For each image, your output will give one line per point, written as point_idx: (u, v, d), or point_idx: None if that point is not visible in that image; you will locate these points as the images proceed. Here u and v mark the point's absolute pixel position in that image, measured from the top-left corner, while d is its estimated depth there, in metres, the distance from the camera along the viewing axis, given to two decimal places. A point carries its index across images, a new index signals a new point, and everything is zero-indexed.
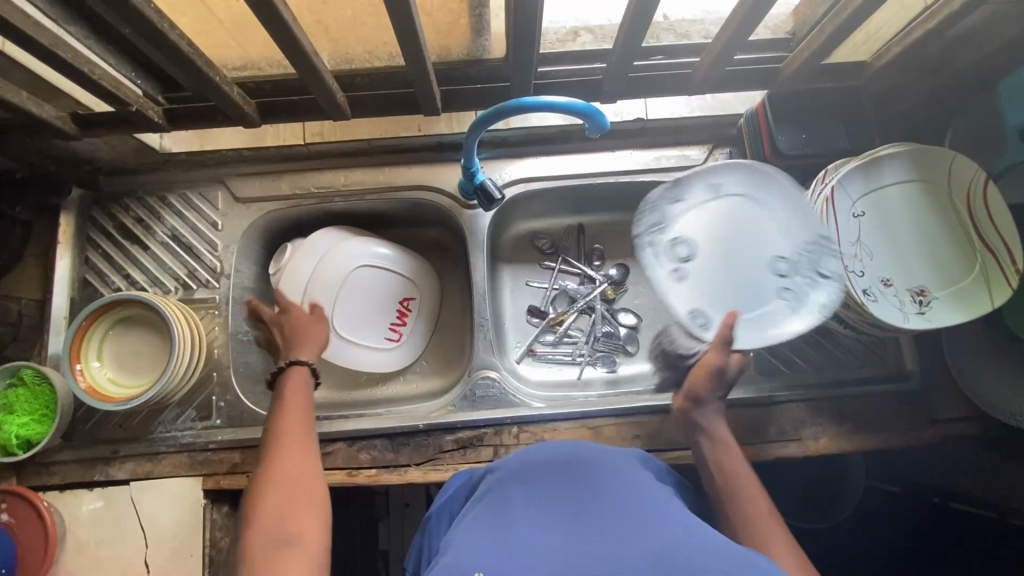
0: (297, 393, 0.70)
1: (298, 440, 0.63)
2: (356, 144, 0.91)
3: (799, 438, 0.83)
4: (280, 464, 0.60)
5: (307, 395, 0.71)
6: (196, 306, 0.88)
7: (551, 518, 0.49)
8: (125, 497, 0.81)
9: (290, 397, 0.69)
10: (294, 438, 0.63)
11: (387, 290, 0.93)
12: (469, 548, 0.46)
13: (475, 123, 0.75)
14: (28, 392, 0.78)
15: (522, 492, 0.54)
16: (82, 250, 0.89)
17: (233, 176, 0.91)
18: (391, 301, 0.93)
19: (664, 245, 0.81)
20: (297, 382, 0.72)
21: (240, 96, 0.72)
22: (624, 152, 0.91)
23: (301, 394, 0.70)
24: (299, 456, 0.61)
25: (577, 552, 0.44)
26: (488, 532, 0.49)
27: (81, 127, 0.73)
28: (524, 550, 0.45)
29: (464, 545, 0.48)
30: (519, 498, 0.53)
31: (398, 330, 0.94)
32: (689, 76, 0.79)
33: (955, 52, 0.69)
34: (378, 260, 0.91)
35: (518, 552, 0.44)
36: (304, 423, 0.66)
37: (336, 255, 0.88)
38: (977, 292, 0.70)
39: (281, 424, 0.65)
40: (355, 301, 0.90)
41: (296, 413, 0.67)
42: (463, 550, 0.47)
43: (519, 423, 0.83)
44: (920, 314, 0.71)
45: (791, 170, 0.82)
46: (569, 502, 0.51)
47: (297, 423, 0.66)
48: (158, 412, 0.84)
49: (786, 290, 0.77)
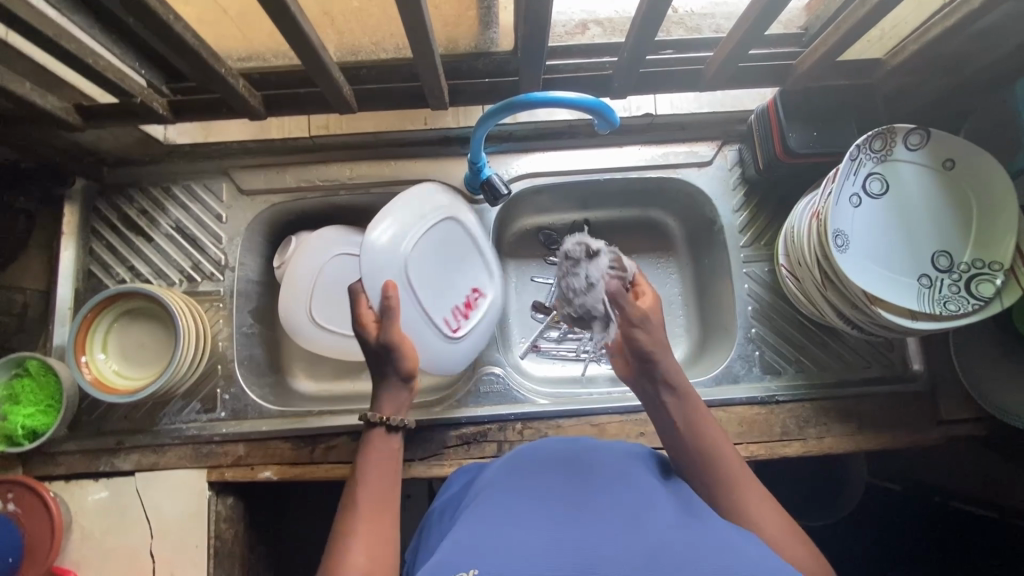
0: (377, 468, 0.65)
1: (375, 523, 0.58)
2: (361, 137, 0.90)
3: (803, 438, 0.83)
4: (351, 550, 0.55)
5: (390, 470, 0.65)
6: (201, 299, 0.88)
7: (551, 511, 0.49)
8: (130, 488, 0.81)
9: (370, 471, 0.64)
10: (368, 520, 0.59)
11: (456, 275, 0.84)
12: (466, 545, 0.45)
13: (481, 118, 0.74)
14: (34, 383, 0.78)
15: (524, 489, 0.54)
16: (86, 241, 0.89)
17: (238, 168, 0.90)
18: (460, 287, 0.84)
19: (867, 168, 0.73)
20: (375, 449, 0.66)
21: (246, 87, 0.71)
22: (631, 148, 0.90)
23: (383, 467, 0.65)
24: (371, 543, 0.56)
25: (574, 542, 0.44)
26: (487, 522, 0.48)
27: (86, 119, 0.73)
28: (525, 531, 0.46)
29: (463, 538, 0.47)
30: (520, 494, 0.53)
31: (456, 322, 0.82)
32: (700, 73, 0.78)
33: (971, 51, 0.68)
34: (452, 239, 0.83)
35: (517, 544, 0.44)
36: (386, 503, 0.61)
37: (416, 219, 0.78)
38: (1010, 278, 0.68)
39: (359, 499, 0.61)
40: (425, 267, 0.80)
41: (376, 489, 0.62)
42: (460, 547, 0.46)
43: (523, 418, 0.83)
44: (975, 290, 0.69)
45: (800, 168, 0.81)
46: (570, 498, 0.51)
47: (376, 504, 0.61)
48: (163, 404, 0.84)
49: (925, 278, 0.71)
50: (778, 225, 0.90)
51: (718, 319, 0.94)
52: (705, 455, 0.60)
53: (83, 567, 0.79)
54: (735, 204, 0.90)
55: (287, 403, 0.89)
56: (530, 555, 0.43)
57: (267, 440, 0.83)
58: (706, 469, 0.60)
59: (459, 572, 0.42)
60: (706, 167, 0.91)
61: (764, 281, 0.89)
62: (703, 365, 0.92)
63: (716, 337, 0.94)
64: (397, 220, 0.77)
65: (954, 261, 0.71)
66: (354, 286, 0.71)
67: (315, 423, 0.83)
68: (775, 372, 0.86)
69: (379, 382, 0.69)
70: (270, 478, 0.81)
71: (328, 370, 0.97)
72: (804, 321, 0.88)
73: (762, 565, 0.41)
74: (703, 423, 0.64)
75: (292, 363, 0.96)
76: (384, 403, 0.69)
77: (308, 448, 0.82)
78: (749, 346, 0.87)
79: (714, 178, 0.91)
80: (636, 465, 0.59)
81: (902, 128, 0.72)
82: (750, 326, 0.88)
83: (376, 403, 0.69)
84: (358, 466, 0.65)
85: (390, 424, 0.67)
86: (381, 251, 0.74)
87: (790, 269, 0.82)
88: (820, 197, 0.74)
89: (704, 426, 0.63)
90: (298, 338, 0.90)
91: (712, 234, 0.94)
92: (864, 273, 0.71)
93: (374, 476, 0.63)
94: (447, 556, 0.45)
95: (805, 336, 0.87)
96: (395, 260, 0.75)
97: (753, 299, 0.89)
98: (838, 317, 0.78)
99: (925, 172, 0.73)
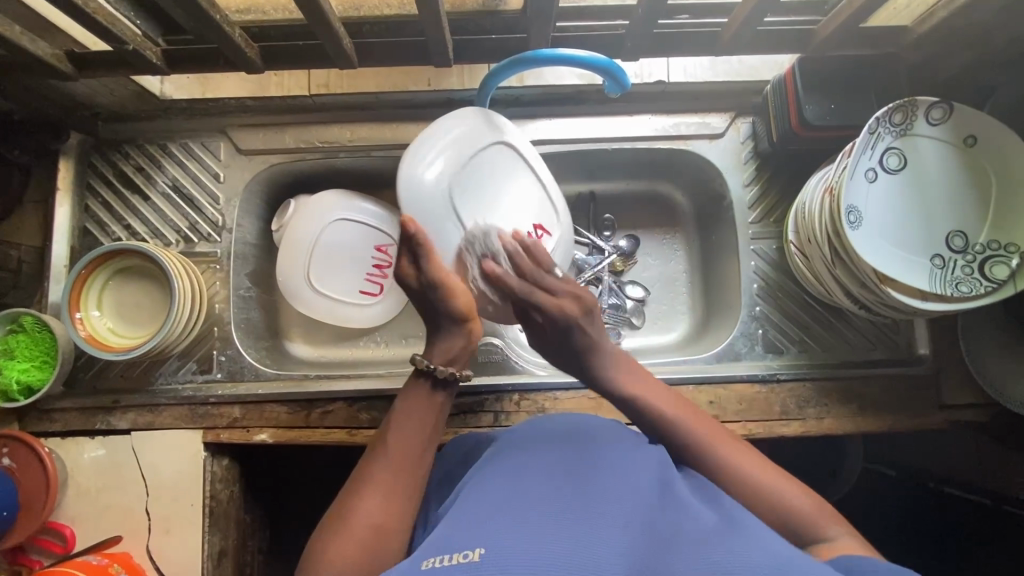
0: (412, 419, 0.61)
1: (396, 473, 0.57)
2: (362, 97, 0.87)
3: (803, 418, 0.81)
4: (365, 501, 0.54)
5: (425, 423, 0.62)
6: (197, 260, 0.87)
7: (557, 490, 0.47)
8: (126, 446, 0.81)
9: (403, 420, 0.61)
10: (390, 471, 0.57)
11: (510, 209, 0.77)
12: (470, 526, 0.43)
13: (488, 75, 0.72)
14: (28, 338, 0.78)
15: (529, 468, 0.51)
16: (81, 198, 0.87)
17: (237, 127, 0.88)
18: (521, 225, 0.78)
19: (885, 142, 0.70)
20: (413, 402, 0.63)
21: (243, 38, 0.68)
22: (641, 117, 0.87)
23: (418, 419, 0.62)
24: (388, 490, 0.55)
25: (580, 532, 0.41)
26: (485, 496, 0.48)
27: (78, 67, 0.70)
28: (522, 501, 0.46)
29: (460, 519, 0.45)
30: (524, 473, 0.50)
31: None
32: (716, 37, 0.74)
33: (1005, 20, 0.65)
34: (495, 167, 0.76)
35: (513, 516, 0.43)
36: (413, 457, 0.59)
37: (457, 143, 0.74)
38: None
39: (387, 446, 0.59)
40: (474, 200, 0.74)
41: (405, 440, 0.60)
42: (462, 528, 0.43)
43: (521, 390, 0.82)
44: (988, 273, 0.67)
45: (816, 142, 0.78)
46: (578, 476, 0.48)
47: (402, 455, 0.58)
48: (159, 363, 0.83)
49: (938, 259, 0.69)
50: (789, 202, 0.88)
51: (722, 296, 0.92)
52: (659, 417, 0.61)
53: (80, 522, 0.80)
54: (745, 177, 0.88)
55: (284, 367, 0.89)
56: (526, 525, 0.42)
57: (262, 404, 0.82)
58: (664, 432, 0.61)
59: (461, 551, 0.40)
60: (718, 139, 0.88)
61: (771, 259, 0.87)
62: (704, 343, 0.91)
63: (719, 314, 0.92)
64: (430, 156, 0.72)
65: (969, 242, 0.69)
66: (401, 220, 0.62)
67: (311, 388, 0.82)
68: (778, 351, 0.85)
69: (434, 330, 0.67)
70: (264, 441, 0.81)
71: (325, 337, 0.96)
72: (809, 300, 0.86)
73: (764, 542, 0.40)
74: (652, 394, 0.64)
75: (290, 328, 0.96)
76: (437, 351, 0.66)
77: (303, 413, 0.82)
78: (752, 325, 0.86)
79: (726, 151, 0.88)
80: (643, 446, 0.57)
81: (924, 100, 0.69)
82: (755, 304, 0.87)
83: (430, 348, 0.67)
84: (394, 415, 0.62)
85: (436, 376, 0.64)
86: (424, 191, 0.71)
87: (799, 245, 0.80)
88: (834, 171, 0.71)
89: (639, 385, 0.65)
90: (296, 304, 0.89)
91: (721, 209, 0.92)
92: (874, 250, 0.69)
93: (407, 427, 0.61)
94: (445, 538, 0.43)
95: (810, 316, 0.86)
96: (439, 198, 0.72)
97: (759, 277, 0.87)
98: (844, 296, 0.76)
99: (946, 149, 0.71)
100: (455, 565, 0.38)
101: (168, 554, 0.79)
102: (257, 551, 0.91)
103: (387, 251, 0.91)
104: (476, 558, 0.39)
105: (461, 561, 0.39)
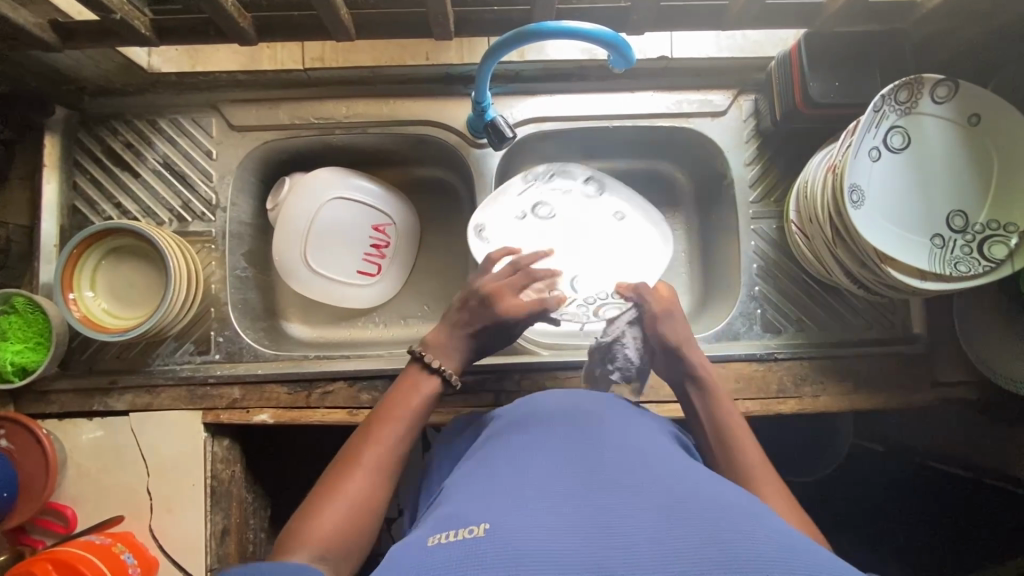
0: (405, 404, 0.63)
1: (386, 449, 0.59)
2: (358, 72, 0.85)
3: (799, 396, 0.82)
4: (353, 477, 0.56)
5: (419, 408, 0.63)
6: (191, 239, 0.85)
7: (564, 470, 0.46)
8: (124, 426, 0.80)
9: (398, 403, 0.63)
10: (378, 448, 0.59)
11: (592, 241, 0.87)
12: (477, 503, 0.43)
13: (488, 50, 0.69)
14: (22, 320, 0.76)
15: (541, 444, 0.51)
16: (69, 174, 0.85)
17: (228, 102, 0.86)
18: None
19: (889, 121, 0.70)
20: (407, 387, 0.64)
21: (235, 8, 0.65)
22: (645, 94, 0.86)
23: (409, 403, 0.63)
24: (378, 466, 0.58)
25: (590, 507, 0.41)
26: (493, 475, 0.47)
27: (63, 39, 0.68)
28: (526, 476, 0.46)
29: (469, 497, 0.45)
30: (535, 449, 0.50)
31: None
32: (723, 10, 0.73)
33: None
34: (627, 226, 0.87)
35: (515, 491, 0.44)
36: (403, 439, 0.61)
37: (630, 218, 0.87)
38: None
39: (379, 427, 0.60)
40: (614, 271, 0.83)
41: (398, 421, 0.61)
42: (472, 504, 0.43)
43: (521, 368, 0.82)
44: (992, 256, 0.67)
45: (818, 120, 0.78)
46: (586, 454, 0.48)
47: (394, 436, 0.60)
48: (156, 345, 0.83)
49: (938, 239, 0.70)
50: (788, 181, 0.87)
51: (722, 275, 0.92)
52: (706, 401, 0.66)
53: (80, 502, 0.79)
54: (746, 156, 0.87)
55: (282, 348, 0.88)
56: (529, 498, 0.43)
57: (262, 384, 0.82)
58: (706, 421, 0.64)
59: (467, 527, 0.40)
60: (720, 117, 0.87)
61: (771, 238, 0.87)
62: (703, 322, 0.91)
63: (717, 293, 0.92)
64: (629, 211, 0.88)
65: (969, 222, 0.70)
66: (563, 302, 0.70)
67: (312, 368, 0.82)
68: (775, 330, 0.86)
69: (462, 338, 0.68)
70: (264, 421, 0.81)
71: (323, 318, 0.96)
72: (806, 278, 0.87)
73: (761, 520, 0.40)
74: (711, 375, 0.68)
75: (288, 309, 0.95)
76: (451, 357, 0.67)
77: (303, 393, 0.82)
78: (751, 304, 0.86)
79: (728, 129, 0.87)
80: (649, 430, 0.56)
81: (930, 78, 0.69)
82: (754, 284, 0.87)
83: (443, 350, 0.67)
84: (388, 397, 0.64)
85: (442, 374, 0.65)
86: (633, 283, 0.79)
87: (800, 225, 0.80)
88: (838, 150, 0.70)
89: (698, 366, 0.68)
90: (291, 283, 0.88)
91: (721, 188, 0.91)
92: (874, 230, 0.69)
93: (396, 411, 0.62)
94: (456, 513, 0.43)
95: (808, 295, 0.87)
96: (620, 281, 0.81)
97: (759, 256, 0.87)
98: (843, 275, 0.77)
99: (951, 129, 0.70)
100: (459, 541, 0.38)
101: (171, 534, 0.79)
102: (260, 529, 0.92)
103: (384, 231, 0.91)
104: (480, 533, 0.39)
105: (466, 536, 0.39)
